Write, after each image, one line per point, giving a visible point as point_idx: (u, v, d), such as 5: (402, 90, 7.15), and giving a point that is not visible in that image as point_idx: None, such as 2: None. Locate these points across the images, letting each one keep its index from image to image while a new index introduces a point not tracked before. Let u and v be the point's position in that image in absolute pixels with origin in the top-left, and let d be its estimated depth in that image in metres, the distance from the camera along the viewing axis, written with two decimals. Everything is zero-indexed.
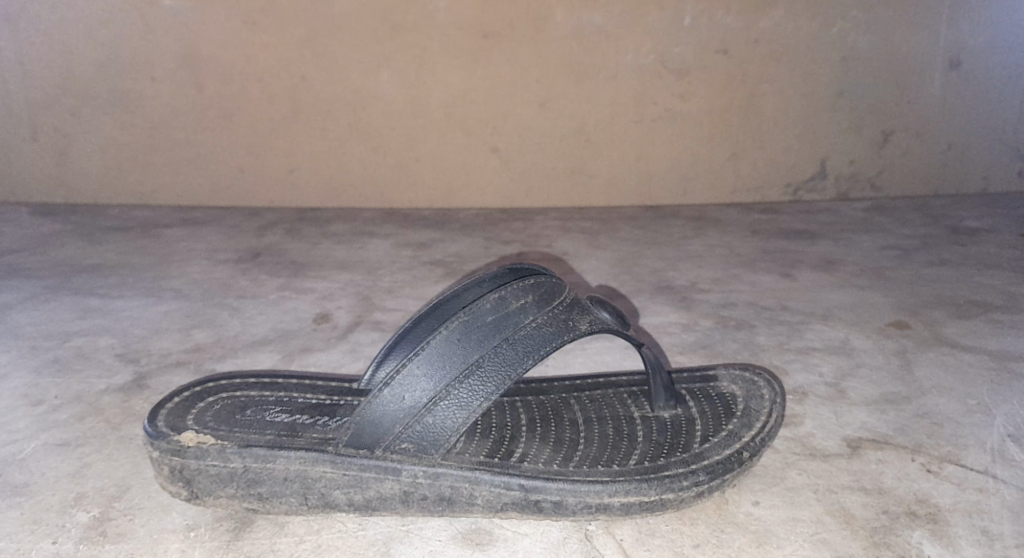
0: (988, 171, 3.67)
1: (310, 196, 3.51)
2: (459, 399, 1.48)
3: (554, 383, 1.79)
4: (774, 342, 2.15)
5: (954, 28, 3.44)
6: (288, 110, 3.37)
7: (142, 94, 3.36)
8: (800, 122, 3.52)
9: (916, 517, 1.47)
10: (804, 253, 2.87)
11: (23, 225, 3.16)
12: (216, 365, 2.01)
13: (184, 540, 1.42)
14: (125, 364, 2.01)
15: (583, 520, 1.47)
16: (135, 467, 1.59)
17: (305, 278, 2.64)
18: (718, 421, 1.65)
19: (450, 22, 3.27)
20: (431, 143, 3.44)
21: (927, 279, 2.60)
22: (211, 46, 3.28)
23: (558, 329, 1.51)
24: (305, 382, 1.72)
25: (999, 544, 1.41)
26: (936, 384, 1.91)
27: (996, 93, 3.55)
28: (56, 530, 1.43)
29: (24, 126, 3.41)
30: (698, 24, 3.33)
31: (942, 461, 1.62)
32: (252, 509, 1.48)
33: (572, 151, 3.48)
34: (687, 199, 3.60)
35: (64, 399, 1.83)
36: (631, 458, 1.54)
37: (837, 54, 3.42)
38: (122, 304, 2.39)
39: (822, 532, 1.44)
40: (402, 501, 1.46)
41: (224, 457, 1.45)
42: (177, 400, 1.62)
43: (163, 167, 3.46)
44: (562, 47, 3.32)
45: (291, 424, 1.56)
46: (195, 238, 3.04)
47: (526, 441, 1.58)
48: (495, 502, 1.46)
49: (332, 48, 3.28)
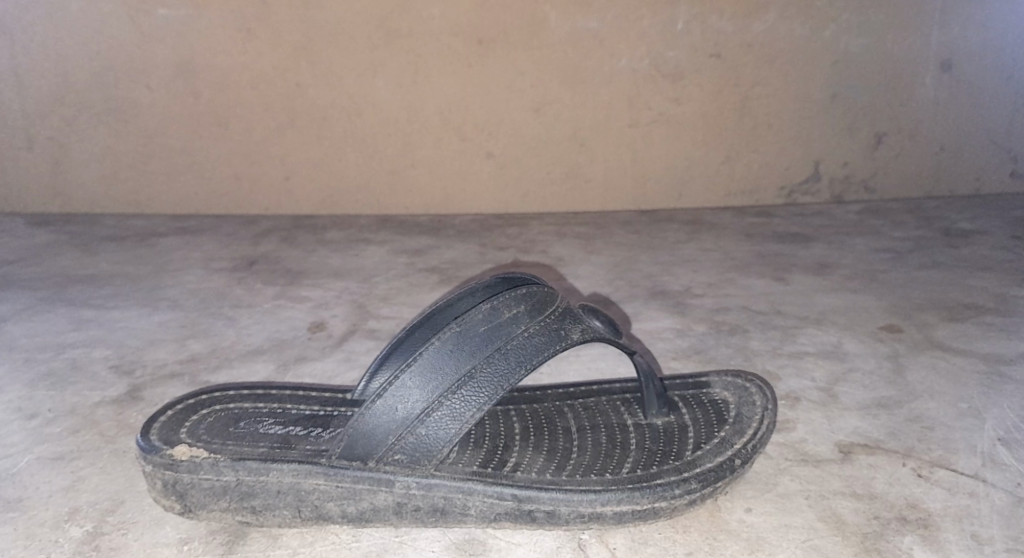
0: (982, 172, 3.68)
1: (306, 204, 3.52)
2: (451, 410, 1.48)
3: (547, 391, 1.80)
4: (768, 347, 2.16)
5: (947, 30, 3.46)
6: (283, 118, 3.38)
7: (137, 104, 3.36)
8: (793, 124, 3.52)
9: (907, 522, 1.48)
10: (798, 256, 2.88)
11: (18, 236, 3.17)
12: (211, 375, 2.02)
13: (177, 554, 1.42)
14: (121, 375, 2.02)
15: (576, 529, 1.48)
16: (129, 481, 1.59)
17: (301, 287, 2.64)
18: (711, 428, 1.66)
19: (444, 29, 3.28)
20: (426, 149, 3.45)
21: (921, 281, 2.61)
22: (206, 54, 3.29)
23: (550, 338, 1.52)
24: (299, 393, 1.73)
25: (988, 548, 1.42)
26: (928, 388, 1.92)
27: (989, 94, 3.56)
28: (50, 545, 1.43)
29: (19, 136, 3.42)
30: (692, 28, 3.34)
31: (934, 466, 1.63)
32: (246, 521, 1.48)
33: (567, 156, 3.49)
34: (682, 203, 3.61)
35: (59, 412, 1.84)
36: (624, 466, 1.55)
37: (830, 57, 3.44)
38: (117, 315, 2.40)
39: (814, 538, 1.45)
40: (395, 512, 1.47)
41: (217, 471, 1.46)
42: (171, 413, 1.62)
43: (158, 176, 3.47)
44: (555, 52, 3.33)
45: (286, 436, 1.57)
46: (190, 247, 3.05)
47: (519, 450, 1.59)
48: (488, 513, 1.47)
49: (327, 55, 3.29)
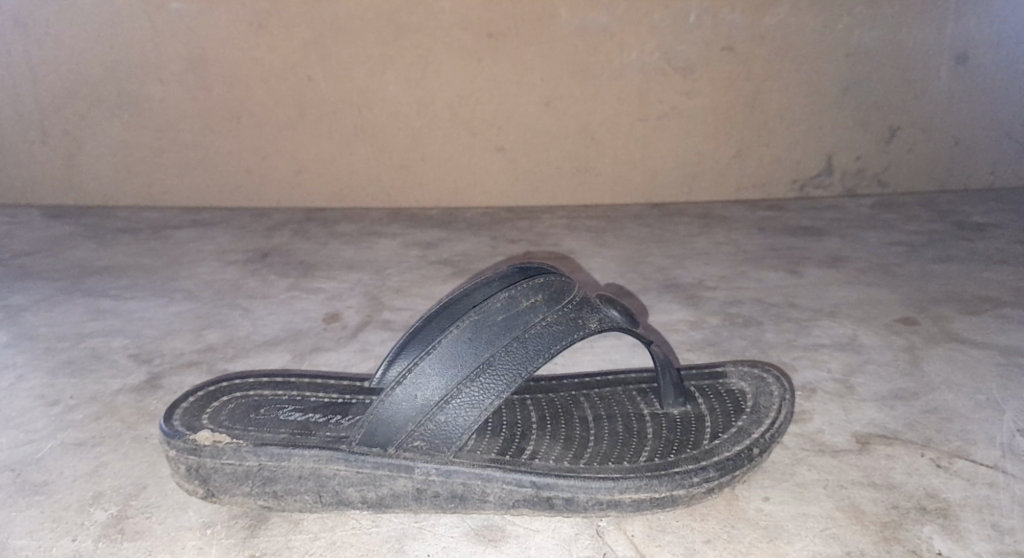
0: (994, 166, 3.67)
1: (318, 197, 3.53)
2: (470, 398, 1.49)
3: (563, 381, 1.80)
4: (782, 338, 2.16)
5: (961, 24, 3.44)
6: (294, 111, 3.39)
7: (151, 96, 3.38)
8: (805, 118, 3.52)
9: (927, 512, 1.48)
10: (811, 249, 2.88)
11: (33, 228, 3.19)
12: (228, 365, 2.03)
13: (201, 537, 1.43)
14: (139, 364, 2.03)
15: (594, 516, 1.48)
16: (152, 466, 1.60)
17: (314, 278, 2.65)
18: (728, 418, 1.66)
19: (454, 22, 3.28)
20: (438, 143, 3.45)
21: (935, 275, 2.60)
22: (219, 47, 3.30)
23: (567, 327, 1.53)
24: (317, 382, 1.74)
25: (1009, 538, 1.42)
26: (945, 380, 1.92)
27: (1003, 87, 3.55)
28: (76, 528, 1.45)
29: (33, 129, 3.43)
30: (703, 22, 3.33)
31: (952, 456, 1.63)
32: (268, 506, 1.49)
33: (578, 150, 3.49)
34: (692, 197, 3.61)
35: (80, 399, 1.85)
36: (641, 455, 1.55)
37: (842, 50, 3.43)
38: (133, 305, 2.41)
39: (833, 527, 1.45)
40: (414, 498, 1.48)
41: (239, 456, 1.47)
42: (191, 400, 1.63)
43: (172, 168, 3.49)
44: (566, 46, 3.33)
45: (305, 423, 1.58)
46: (205, 239, 3.07)
47: (537, 438, 1.59)
48: (507, 500, 1.48)
49: (338, 48, 3.30)
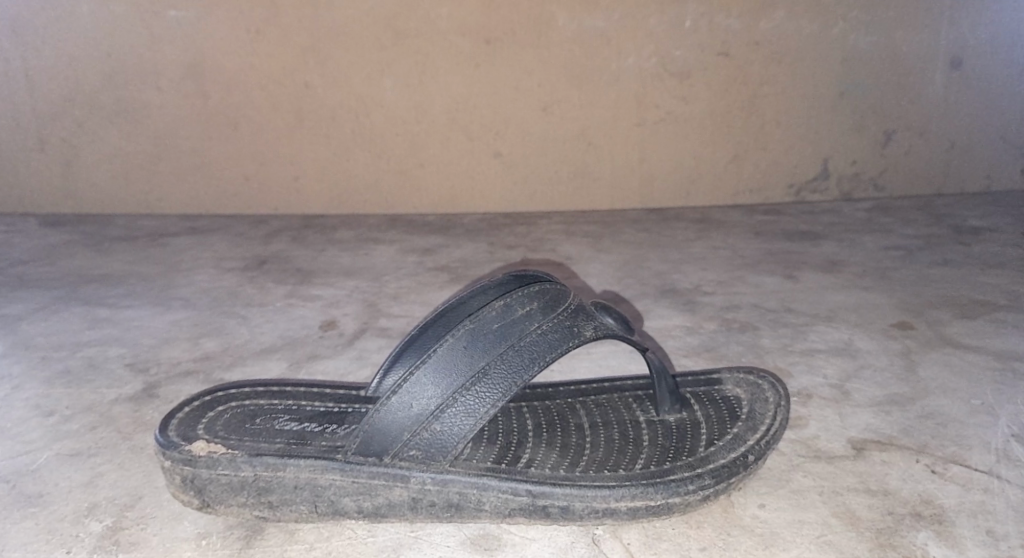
0: (991, 169, 3.68)
1: (315, 203, 3.54)
2: (465, 406, 1.49)
3: (559, 388, 1.80)
4: (778, 344, 2.16)
5: (956, 27, 3.45)
6: (291, 117, 3.39)
7: (148, 104, 3.38)
8: (801, 121, 3.52)
9: (923, 518, 1.48)
10: (808, 254, 2.88)
11: (30, 236, 3.19)
12: (225, 374, 2.03)
13: (196, 548, 1.43)
14: (136, 373, 2.03)
15: (590, 524, 1.49)
16: (147, 476, 1.61)
17: (312, 286, 2.66)
18: (723, 424, 1.66)
19: (451, 28, 3.28)
20: (435, 149, 3.46)
21: (932, 279, 2.60)
22: (216, 54, 3.30)
23: (563, 335, 1.53)
24: (313, 391, 1.74)
25: (1004, 544, 1.42)
26: (941, 384, 1.92)
27: (999, 90, 3.55)
28: (71, 539, 1.45)
29: (30, 137, 3.44)
30: (700, 26, 3.34)
31: (947, 462, 1.63)
32: (263, 516, 1.50)
33: (575, 154, 3.50)
34: (689, 202, 3.61)
35: (76, 409, 1.85)
36: (636, 462, 1.55)
37: (838, 54, 3.43)
38: (131, 313, 2.41)
39: (828, 534, 1.46)
40: (410, 508, 1.48)
41: (235, 466, 1.47)
42: (187, 410, 1.64)
43: (170, 175, 3.49)
44: (563, 51, 3.33)
45: (301, 432, 1.58)
46: (202, 246, 3.07)
47: (533, 446, 1.59)
48: (502, 508, 1.48)
49: (335, 55, 3.30)
